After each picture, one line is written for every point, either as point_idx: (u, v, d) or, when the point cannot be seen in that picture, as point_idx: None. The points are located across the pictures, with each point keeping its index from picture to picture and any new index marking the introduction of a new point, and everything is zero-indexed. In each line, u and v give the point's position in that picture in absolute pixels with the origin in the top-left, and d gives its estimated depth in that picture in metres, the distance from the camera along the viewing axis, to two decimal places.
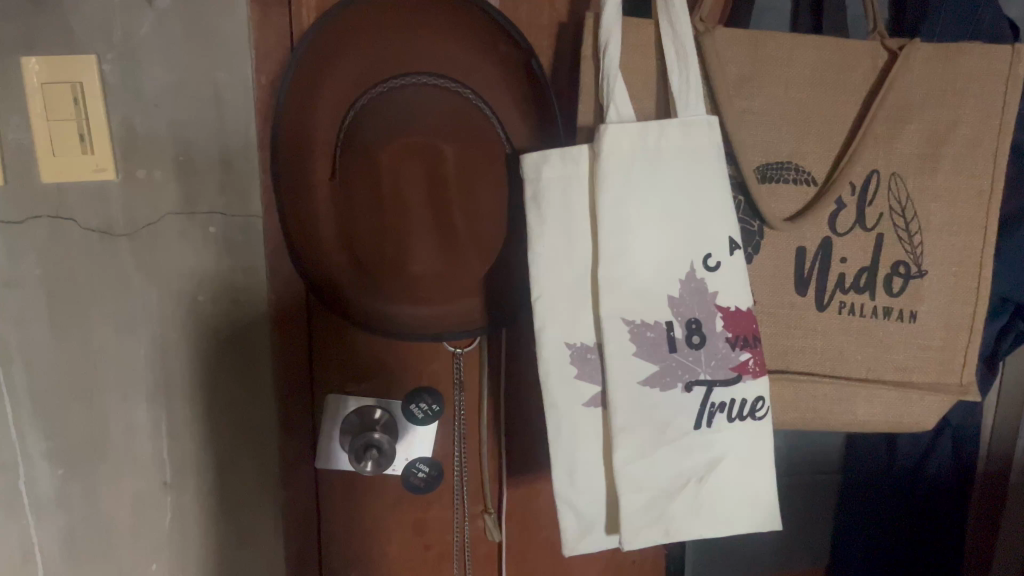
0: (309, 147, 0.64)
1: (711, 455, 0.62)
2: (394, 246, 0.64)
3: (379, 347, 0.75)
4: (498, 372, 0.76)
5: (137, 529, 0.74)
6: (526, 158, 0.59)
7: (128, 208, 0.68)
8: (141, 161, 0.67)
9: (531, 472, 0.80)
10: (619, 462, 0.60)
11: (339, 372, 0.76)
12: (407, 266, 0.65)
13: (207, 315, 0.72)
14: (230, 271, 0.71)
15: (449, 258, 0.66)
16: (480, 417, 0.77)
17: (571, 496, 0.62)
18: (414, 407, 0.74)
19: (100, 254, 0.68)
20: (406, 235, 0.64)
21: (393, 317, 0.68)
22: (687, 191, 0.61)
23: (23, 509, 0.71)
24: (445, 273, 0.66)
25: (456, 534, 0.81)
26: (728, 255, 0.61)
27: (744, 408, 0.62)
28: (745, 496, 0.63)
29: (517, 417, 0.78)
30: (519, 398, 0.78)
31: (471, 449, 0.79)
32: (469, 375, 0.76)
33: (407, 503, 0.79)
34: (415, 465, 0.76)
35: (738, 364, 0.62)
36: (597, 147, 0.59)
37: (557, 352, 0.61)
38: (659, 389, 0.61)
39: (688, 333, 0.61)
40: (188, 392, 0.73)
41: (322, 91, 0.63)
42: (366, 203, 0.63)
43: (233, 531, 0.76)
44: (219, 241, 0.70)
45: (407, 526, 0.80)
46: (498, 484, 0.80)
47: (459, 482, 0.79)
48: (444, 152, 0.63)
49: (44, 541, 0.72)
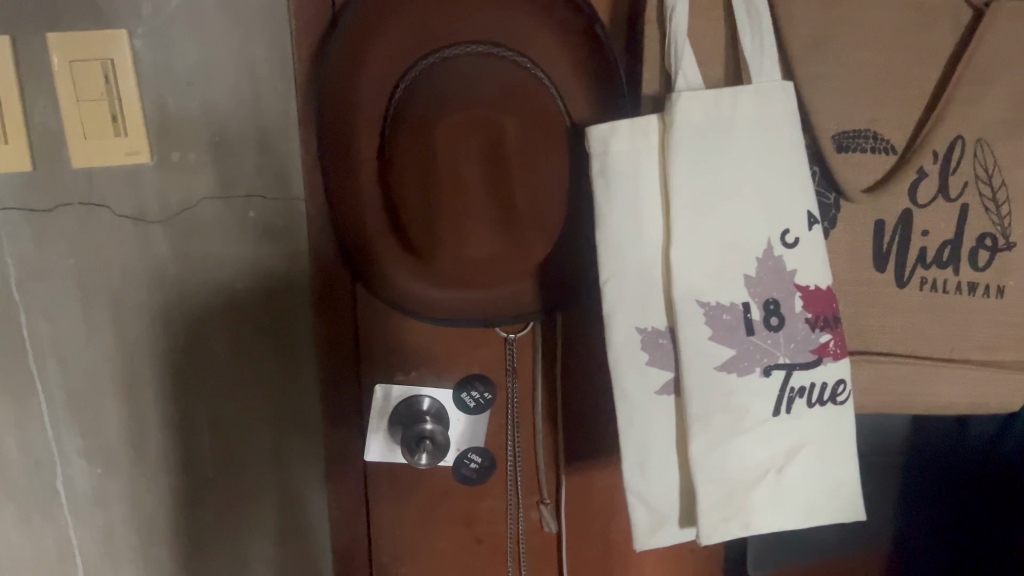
0: (353, 125, 0.61)
1: (791, 443, 0.59)
2: (450, 233, 0.57)
3: (428, 337, 0.72)
4: (553, 359, 0.73)
5: (177, 527, 0.71)
6: (592, 130, 0.55)
7: (163, 195, 0.64)
8: (175, 143, 0.63)
9: (586, 464, 0.76)
10: (695, 451, 0.57)
11: (387, 358, 0.73)
12: (463, 255, 0.59)
13: (246, 305, 0.68)
14: (270, 258, 0.67)
15: (509, 245, 0.60)
16: (535, 406, 0.73)
17: (641, 489, 0.59)
18: (465, 395, 0.72)
19: (134, 242, 0.64)
20: (465, 220, 0.57)
21: (439, 306, 0.65)
22: (766, 163, 0.57)
23: (60, 508, 0.68)
24: (505, 260, 0.61)
25: (509, 527, 0.77)
26: (807, 230, 0.58)
27: (824, 392, 0.59)
28: (827, 484, 0.59)
29: (572, 406, 0.74)
30: (575, 387, 0.74)
31: (525, 441, 0.75)
32: (522, 361, 0.72)
33: (458, 494, 0.76)
34: (468, 456, 0.73)
35: (818, 346, 0.58)
36: (668, 118, 0.55)
37: (627, 337, 0.57)
38: (736, 374, 0.57)
39: (766, 315, 0.58)
40: (227, 385, 0.69)
41: (366, 71, 0.60)
42: (422, 185, 0.57)
43: (277, 527, 0.73)
44: (259, 226, 0.66)
45: (458, 518, 0.77)
46: (553, 476, 0.76)
47: (512, 474, 0.75)
48: (506, 125, 0.57)
49: (83, 540, 0.69)
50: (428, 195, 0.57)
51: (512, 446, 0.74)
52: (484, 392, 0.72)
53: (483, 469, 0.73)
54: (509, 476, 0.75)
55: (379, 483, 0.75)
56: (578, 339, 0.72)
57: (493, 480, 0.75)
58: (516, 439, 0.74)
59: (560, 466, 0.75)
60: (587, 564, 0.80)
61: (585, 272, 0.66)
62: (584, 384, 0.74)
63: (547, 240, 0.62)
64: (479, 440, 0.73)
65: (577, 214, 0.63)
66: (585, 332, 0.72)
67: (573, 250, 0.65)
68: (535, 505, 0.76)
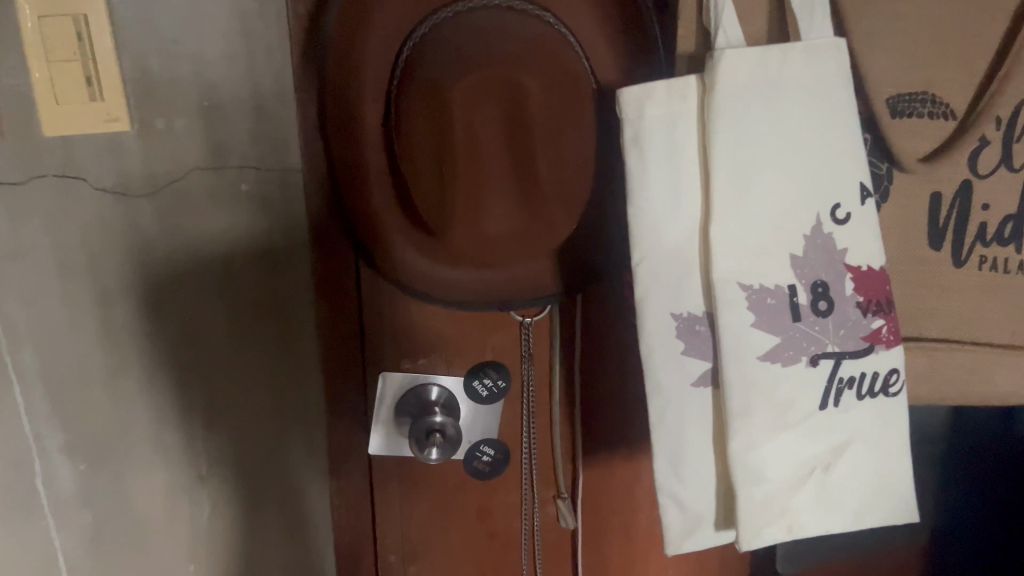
0: (357, 87, 0.55)
1: (839, 439, 0.53)
2: (465, 208, 0.52)
3: (447, 323, 0.66)
4: (572, 345, 0.67)
5: (171, 525, 0.62)
6: (623, 93, 0.49)
7: (150, 167, 0.56)
8: (160, 108, 0.56)
9: (606, 455, 0.71)
10: (736, 450, 0.51)
11: (395, 343, 0.67)
12: (480, 232, 0.54)
13: (245, 281, 0.65)
14: (263, 225, 0.66)
15: (530, 220, 0.55)
16: (553, 394, 0.68)
17: (675, 489, 0.53)
18: (476, 383, 0.66)
19: (117, 218, 0.55)
20: (480, 194, 0.52)
21: (451, 285, 0.60)
22: (816, 130, 0.51)
23: (41, 509, 0.52)
24: (526, 237, 0.55)
25: (524, 524, 0.72)
26: (859, 204, 0.52)
27: (875, 383, 0.53)
28: (878, 484, 0.54)
29: (591, 394, 0.69)
30: (595, 374, 0.68)
31: (541, 431, 0.70)
32: (539, 347, 0.67)
33: (470, 489, 0.71)
34: (480, 447, 0.68)
35: (870, 332, 0.53)
36: (709, 80, 0.49)
37: (661, 324, 0.51)
38: (780, 364, 0.52)
39: (813, 299, 0.52)
40: (223, 371, 0.64)
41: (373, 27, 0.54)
42: (435, 156, 0.51)
43: (282, 505, 0.72)
44: (253, 190, 0.64)
45: (470, 514, 0.72)
46: (570, 469, 0.71)
47: (528, 469, 0.70)
48: (529, 87, 0.50)
49: (68, 545, 0.54)
50: (440, 167, 0.51)
51: (527, 438, 0.68)
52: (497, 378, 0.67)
53: (495, 459, 0.68)
54: (523, 470, 0.70)
55: (385, 478, 0.69)
56: (598, 322, 0.67)
57: (506, 474, 0.70)
58: (532, 431, 0.68)
59: (578, 458, 0.70)
60: (606, 563, 0.75)
61: (610, 250, 0.60)
62: (604, 370, 0.69)
63: (572, 214, 0.56)
64: (492, 432, 0.68)
65: (602, 186, 0.57)
66: (606, 315, 0.67)
67: (597, 226, 0.59)
68: (551, 501, 0.71)
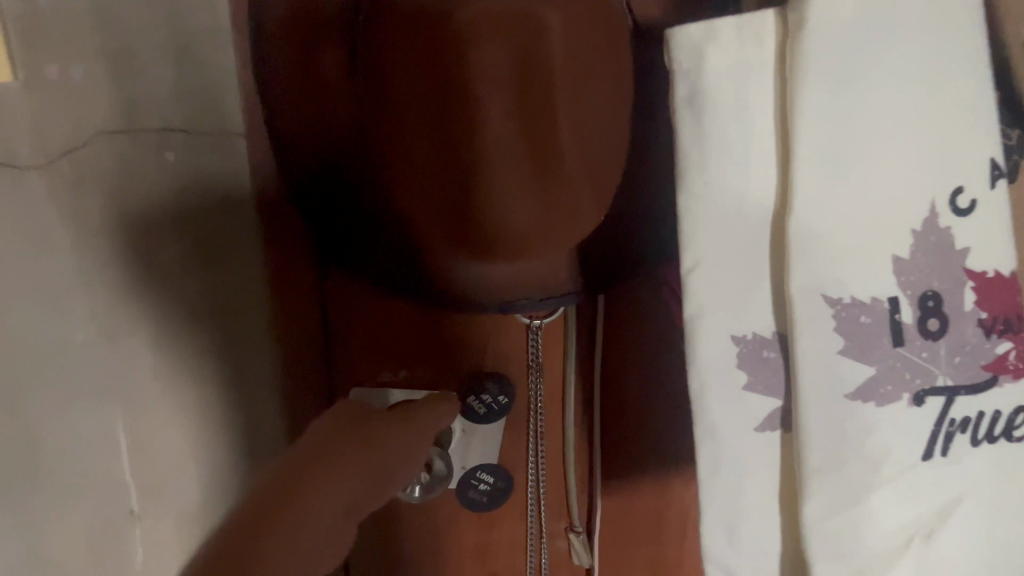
0: (315, 22, 0.43)
1: (945, 498, 0.41)
2: (468, 178, 0.42)
3: (417, 334, 0.61)
4: (592, 351, 0.54)
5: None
6: (674, 35, 0.36)
7: (47, 126, 0.38)
8: (48, 47, 0.38)
9: (630, 483, 0.58)
10: (814, 516, 0.39)
11: (363, 358, 0.61)
12: (493, 217, 0.42)
13: (178, 269, 0.50)
14: (194, 198, 0.51)
15: (553, 203, 0.43)
16: (566, 413, 0.55)
17: (730, 560, 0.41)
18: (472, 398, 0.54)
19: (10, 189, 0.36)
20: (489, 160, 0.42)
21: (447, 283, 0.46)
22: (937, 87, 0.37)
23: None
24: (548, 227, 0.43)
25: (529, 563, 0.59)
26: (988, 188, 0.38)
27: (995, 425, 0.40)
28: (994, 555, 0.42)
29: (613, 409, 0.56)
30: (616, 386, 0.56)
31: (551, 456, 0.57)
32: (551, 351, 0.54)
33: (464, 520, 0.59)
34: (477, 474, 0.55)
35: (993, 360, 0.40)
36: (796, 16, 0.35)
37: (717, 352, 0.38)
38: (873, 403, 0.39)
39: (922, 316, 0.39)
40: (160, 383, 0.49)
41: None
42: (431, 109, 0.42)
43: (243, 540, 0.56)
44: (185, 154, 0.50)
45: (465, 549, 0.60)
46: (586, 500, 0.58)
47: (535, 497, 0.57)
48: (548, 26, 0.41)
49: None
50: (439, 124, 0.42)
51: (535, 466, 0.56)
52: (498, 392, 0.54)
53: (495, 489, 0.56)
54: (529, 502, 0.57)
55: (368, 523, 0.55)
56: (622, 323, 0.54)
57: (508, 505, 0.58)
58: (540, 457, 0.56)
59: (596, 488, 0.57)
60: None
61: (643, 242, 0.47)
62: (630, 380, 0.56)
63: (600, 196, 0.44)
64: (492, 456, 0.56)
65: (637, 160, 0.44)
66: (632, 314, 0.54)
67: (628, 212, 0.45)
68: (562, 536, 0.59)
